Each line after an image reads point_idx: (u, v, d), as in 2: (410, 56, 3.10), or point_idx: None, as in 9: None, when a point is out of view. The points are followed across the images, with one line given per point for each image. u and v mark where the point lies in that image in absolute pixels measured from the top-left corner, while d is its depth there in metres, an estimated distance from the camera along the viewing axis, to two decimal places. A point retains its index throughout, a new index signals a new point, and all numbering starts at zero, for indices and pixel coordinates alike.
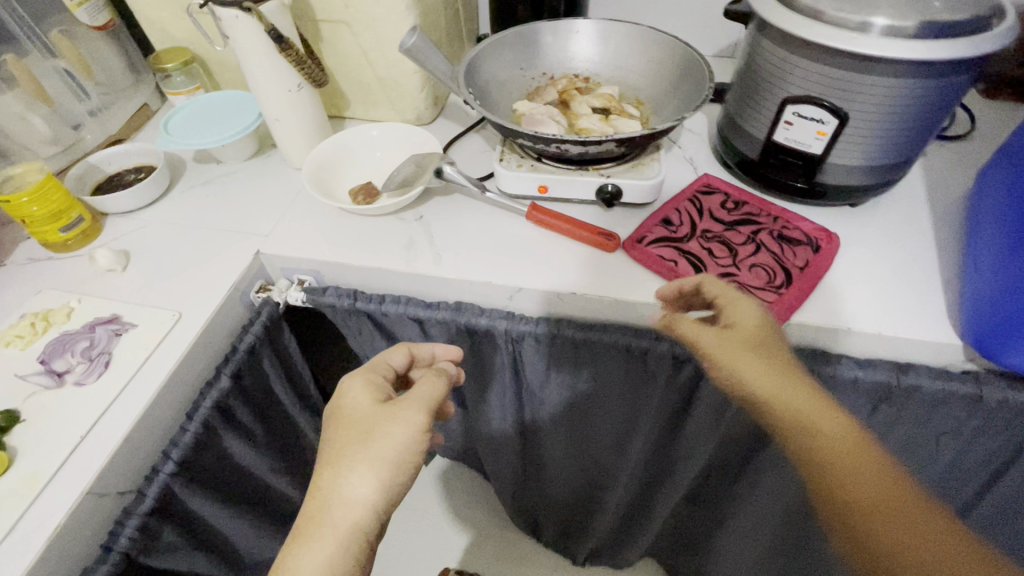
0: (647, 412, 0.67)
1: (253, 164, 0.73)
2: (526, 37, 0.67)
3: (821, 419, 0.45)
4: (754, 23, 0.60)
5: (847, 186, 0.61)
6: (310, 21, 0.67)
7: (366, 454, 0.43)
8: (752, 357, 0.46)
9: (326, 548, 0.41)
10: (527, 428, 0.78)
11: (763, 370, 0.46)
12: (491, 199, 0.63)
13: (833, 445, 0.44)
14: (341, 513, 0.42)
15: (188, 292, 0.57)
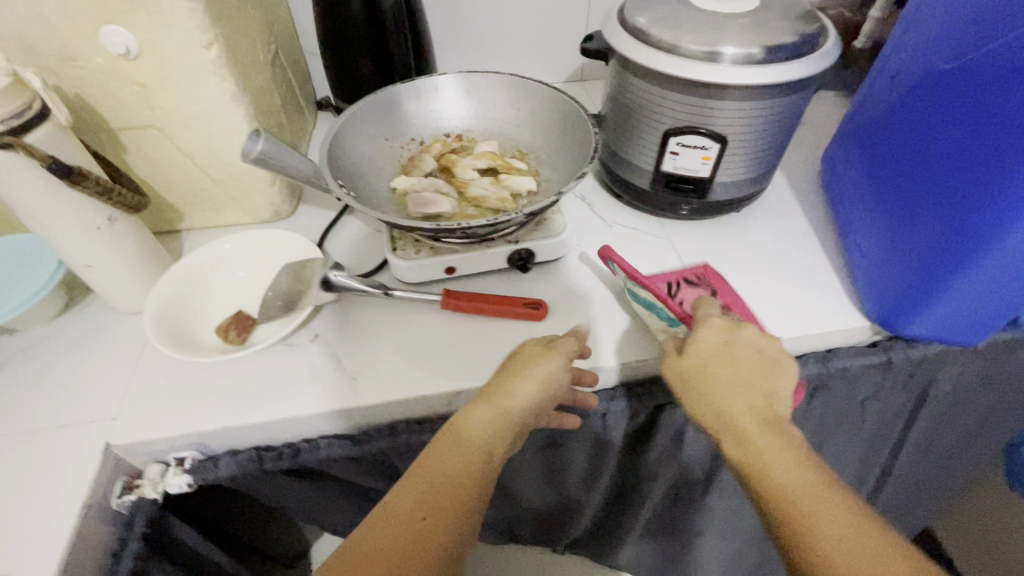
0: (611, 459, 0.64)
1: (65, 322, 0.56)
2: (385, 105, 0.60)
3: (775, 450, 0.38)
4: (616, 59, 0.60)
5: (735, 199, 0.64)
6: (102, 131, 0.53)
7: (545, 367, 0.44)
8: (709, 374, 0.43)
9: (506, 424, 0.41)
10: (493, 494, 0.72)
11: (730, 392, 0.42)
12: (402, 297, 0.54)
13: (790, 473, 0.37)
14: (509, 399, 0.42)
15: (17, 538, 0.41)
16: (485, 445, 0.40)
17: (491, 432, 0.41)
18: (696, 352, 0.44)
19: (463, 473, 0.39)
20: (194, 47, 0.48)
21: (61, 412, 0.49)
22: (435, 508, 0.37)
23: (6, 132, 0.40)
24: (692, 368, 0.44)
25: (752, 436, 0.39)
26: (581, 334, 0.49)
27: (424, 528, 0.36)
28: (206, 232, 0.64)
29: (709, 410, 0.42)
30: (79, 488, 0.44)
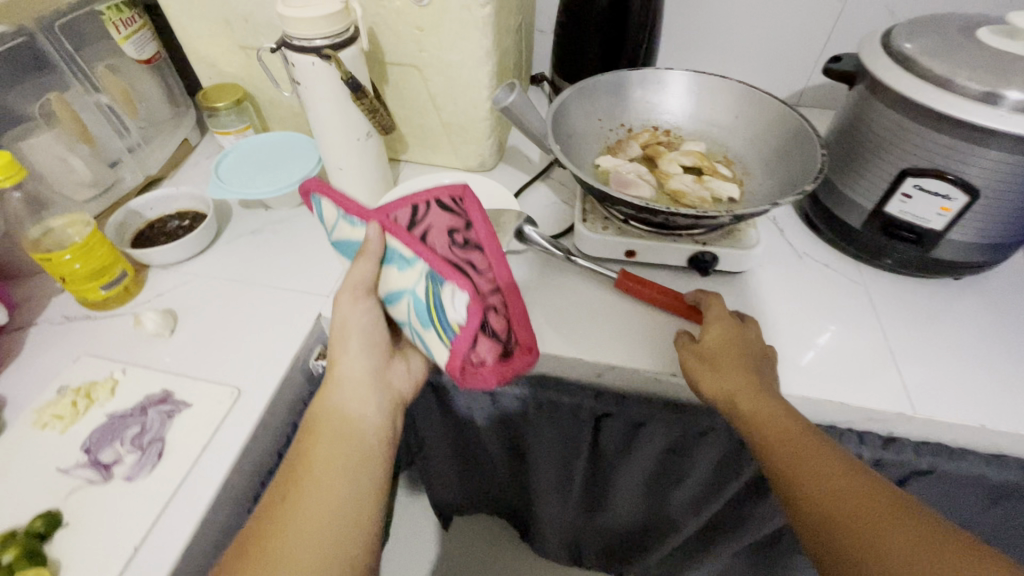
0: (730, 492, 0.62)
1: (304, 210, 0.68)
2: (610, 87, 0.63)
3: (745, 397, 0.45)
4: (865, 83, 0.56)
5: (961, 263, 0.57)
6: (376, 63, 0.63)
7: (362, 305, 0.48)
8: (712, 354, 0.48)
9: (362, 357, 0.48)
10: (591, 493, 0.72)
11: (716, 370, 0.47)
12: (580, 265, 0.57)
13: (760, 416, 0.43)
14: (345, 418, 0.45)
15: (246, 363, 0.52)
16: (358, 377, 0.48)
17: (367, 372, 0.48)
18: (735, 369, 0.46)
19: (353, 418, 0.46)
20: (474, 4, 0.55)
21: (291, 279, 0.59)
22: (341, 463, 0.43)
23: (329, 46, 0.50)
24: (695, 352, 0.49)
25: (735, 395, 0.45)
26: (368, 235, 0.46)
27: (338, 481, 0.42)
28: (420, 167, 0.73)
29: (698, 381, 0.48)
30: (294, 339, 0.53)
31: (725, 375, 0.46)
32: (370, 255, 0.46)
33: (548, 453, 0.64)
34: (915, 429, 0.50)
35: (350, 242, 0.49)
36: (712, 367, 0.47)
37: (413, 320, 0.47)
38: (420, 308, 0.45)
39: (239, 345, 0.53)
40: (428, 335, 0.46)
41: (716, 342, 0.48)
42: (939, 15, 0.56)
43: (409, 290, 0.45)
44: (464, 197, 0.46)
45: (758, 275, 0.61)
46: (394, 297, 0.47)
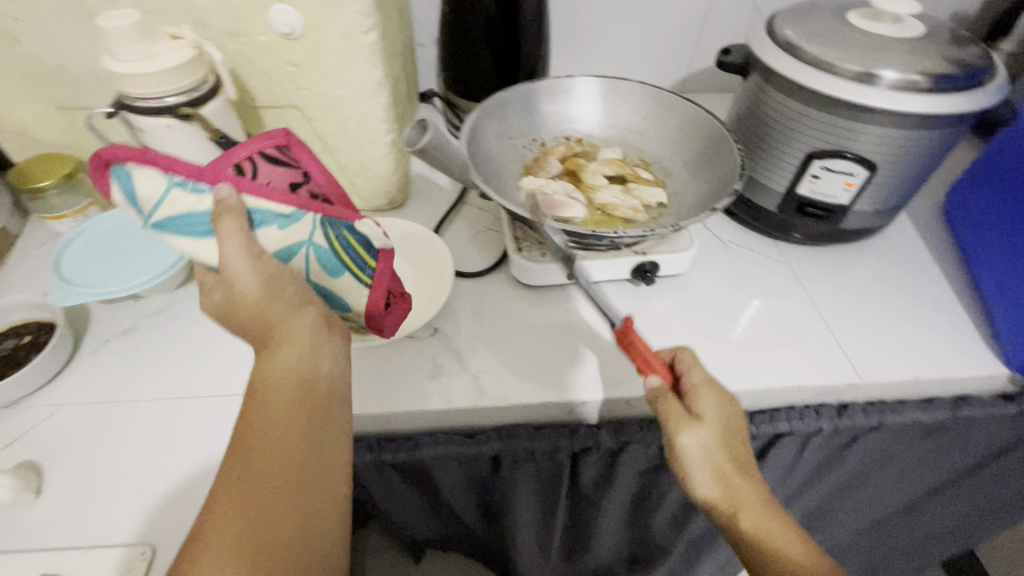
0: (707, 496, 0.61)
1: (187, 292, 0.57)
2: (516, 104, 0.59)
3: (755, 512, 0.40)
4: (758, 72, 0.58)
5: (863, 228, 0.61)
6: (245, 108, 0.53)
7: (258, 262, 0.36)
8: (717, 454, 0.41)
9: (304, 341, 0.36)
10: (572, 529, 0.69)
11: (720, 476, 0.41)
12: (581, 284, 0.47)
13: (773, 535, 0.39)
14: (279, 380, 0.35)
15: (155, 506, 0.42)
16: (300, 364, 0.35)
17: (306, 343, 0.36)
18: (729, 469, 0.41)
19: (286, 442, 0.33)
20: (354, 32, 0.48)
21: (189, 383, 0.49)
22: (254, 522, 0.31)
23: (185, 103, 0.41)
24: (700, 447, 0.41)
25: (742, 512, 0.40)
26: (223, 197, 0.35)
27: (244, 558, 0.30)
28: None
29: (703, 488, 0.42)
30: (212, 460, 0.44)
31: (737, 491, 0.41)
32: (234, 217, 0.35)
33: (524, 502, 0.60)
34: (861, 393, 0.54)
35: (192, 215, 0.36)
36: (701, 461, 0.41)
37: (315, 276, 0.40)
38: (326, 257, 0.39)
39: (141, 484, 0.43)
40: (338, 286, 0.41)
41: (719, 437, 0.41)
42: (810, 2, 0.59)
43: (307, 243, 0.38)
44: (290, 143, 0.38)
45: (694, 270, 0.62)
46: (282, 255, 0.38)
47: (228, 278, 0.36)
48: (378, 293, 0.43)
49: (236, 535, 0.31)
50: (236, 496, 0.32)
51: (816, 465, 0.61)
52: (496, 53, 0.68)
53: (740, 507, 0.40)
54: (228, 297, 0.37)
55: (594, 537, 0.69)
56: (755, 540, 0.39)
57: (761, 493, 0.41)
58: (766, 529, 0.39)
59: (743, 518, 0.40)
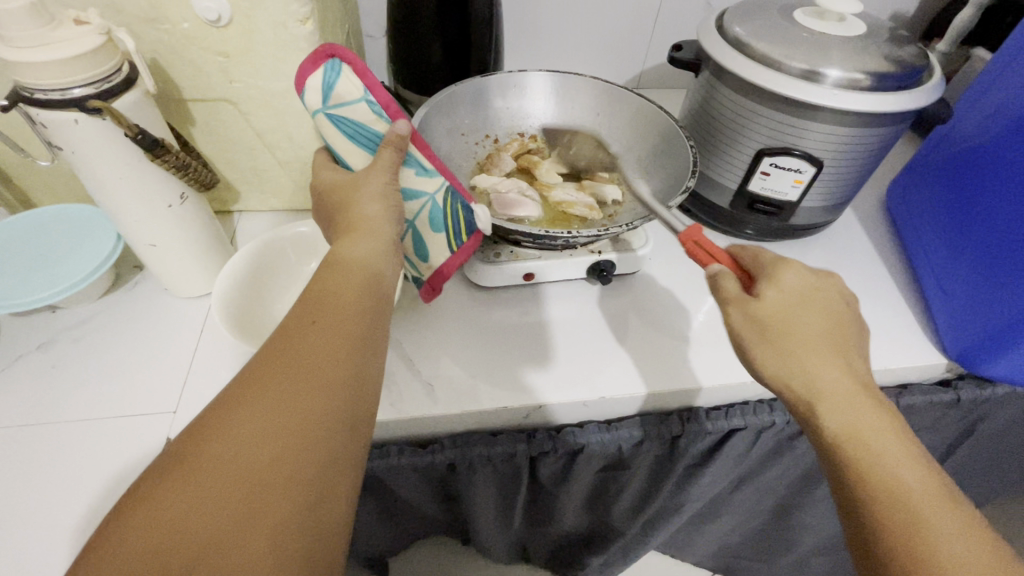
0: (664, 486, 0.62)
1: (114, 301, 0.52)
2: (468, 99, 0.57)
3: (838, 396, 0.35)
4: (709, 69, 0.58)
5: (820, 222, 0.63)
6: (171, 101, 0.49)
7: (384, 181, 0.40)
8: (790, 328, 0.37)
9: (377, 241, 0.38)
10: (533, 513, 0.69)
11: (798, 353, 0.36)
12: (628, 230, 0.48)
13: (857, 422, 0.34)
14: (345, 267, 0.35)
15: (74, 539, 0.38)
16: (369, 258, 0.36)
17: (371, 242, 0.37)
18: (818, 355, 0.36)
19: (344, 317, 0.32)
20: (288, 20, 0.44)
21: (114, 401, 0.45)
22: (311, 370, 0.29)
23: (95, 96, 0.37)
24: (762, 316, 0.37)
25: (823, 395, 0.35)
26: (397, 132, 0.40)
27: (273, 407, 0.27)
28: (263, 216, 0.61)
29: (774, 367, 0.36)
30: None
31: (817, 367, 0.36)
32: (394, 149, 0.41)
33: (483, 496, 0.59)
34: None
35: (350, 125, 0.42)
36: (784, 346, 0.37)
37: (419, 223, 0.46)
38: (436, 215, 0.45)
39: (59, 515, 0.39)
40: (428, 237, 0.46)
41: (782, 309, 0.38)
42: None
43: (429, 196, 0.44)
44: None
45: (651, 268, 0.62)
46: (408, 193, 0.44)
47: (353, 183, 0.40)
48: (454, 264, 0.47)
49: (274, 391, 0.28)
50: (292, 352, 0.30)
51: (769, 457, 0.62)
52: (446, 46, 0.65)
53: (823, 398, 0.35)
54: (338, 191, 0.41)
55: (554, 518, 0.69)
56: (845, 438, 0.34)
57: (853, 384, 0.35)
58: (860, 428, 0.34)
59: (830, 415, 0.34)
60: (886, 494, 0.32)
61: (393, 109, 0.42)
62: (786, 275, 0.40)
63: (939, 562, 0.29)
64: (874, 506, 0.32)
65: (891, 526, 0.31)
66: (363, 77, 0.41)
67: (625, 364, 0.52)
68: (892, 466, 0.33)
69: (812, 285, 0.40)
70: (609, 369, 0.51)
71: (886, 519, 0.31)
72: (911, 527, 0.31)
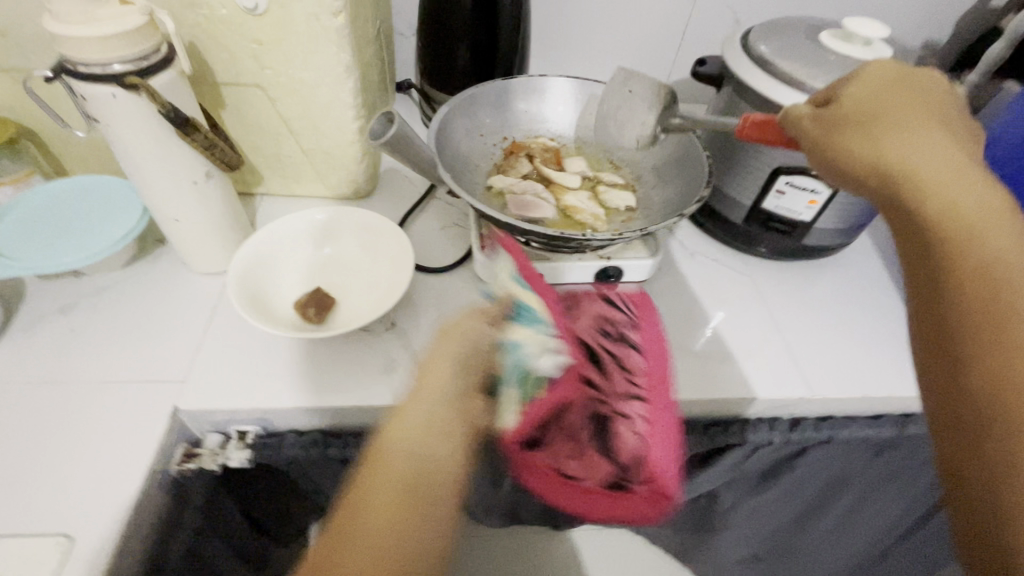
0: None
1: (135, 272, 0.54)
2: (491, 101, 0.59)
3: (930, 170, 0.32)
4: (730, 85, 0.58)
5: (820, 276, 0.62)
6: (205, 84, 0.51)
7: (485, 323, 0.42)
8: (877, 110, 0.35)
9: (468, 325, 0.41)
10: (521, 492, 0.67)
11: (880, 139, 0.34)
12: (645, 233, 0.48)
13: (958, 201, 0.30)
14: (444, 380, 0.39)
15: (80, 495, 0.40)
16: (474, 351, 0.41)
17: (445, 344, 0.41)
18: (916, 128, 0.33)
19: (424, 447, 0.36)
20: (322, 12, 0.46)
21: (128, 368, 0.47)
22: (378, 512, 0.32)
23: (133, 73, 0.39)
24: (840, 115, 0.36)
25: (914, 168, 0.32)
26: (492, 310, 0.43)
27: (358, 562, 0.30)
28: (282, 199, 0.63)
29: (857, 159, 0.35)
30: (145, 450, 0.42)
31: (902, 142, 0.33)
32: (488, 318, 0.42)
33: None
34: (813, 408, 0.54)
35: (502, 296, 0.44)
36: (861, 132, 0.35)
37: (507, 387, 0.41)
38: (513, 369, 0.41)
39: (65, 471, 0.41)
40: (508, 394, 0.41)
41: (862, 97, 0.36)
42: (785, 19, 0.59)
43: (516, 350, 0.41)
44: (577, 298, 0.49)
45: (659, 277, 0.62)
46: (513, 377, 0.41)
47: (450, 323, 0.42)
48: (568, 338, 0.44)
49: (350, 558, 0.30)
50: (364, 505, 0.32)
51: (766, 472, 0.62)
52: (474, 48, 0.67)
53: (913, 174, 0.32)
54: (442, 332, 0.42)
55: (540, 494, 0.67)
56: (916, 198, 0.32)
57: (957, 160, 0.32)
58: (954, 188, 0.31)
59: (930, 185, 0.31)
60: (968, 259, 0.29)
61: (545, 290, 0.43)
62: (868, 70, 0.38)
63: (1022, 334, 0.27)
64: (948, 276, 0.30)
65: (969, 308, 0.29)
66: (517, 258, 0.45)
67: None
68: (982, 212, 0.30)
69: (895, 70, 0.37)
70: None
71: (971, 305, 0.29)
72: (988, 276, 0.29)
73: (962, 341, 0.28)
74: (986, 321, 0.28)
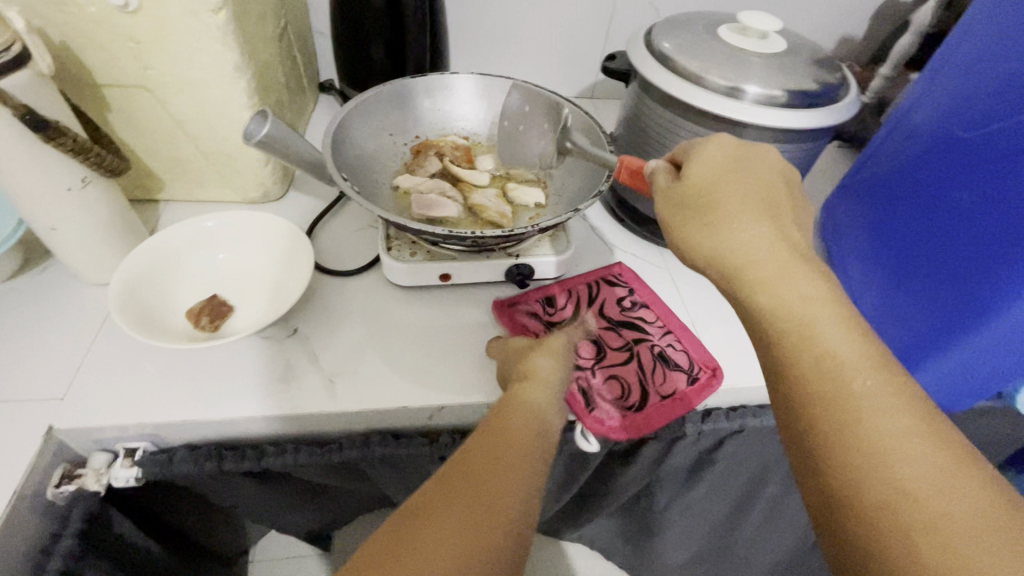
0: (580, 475, 0.61)
1: (18, 284, 0.52)
2: (397, 100, 0.58)
3: (762, 257, 0.32)
4: (636, 81, 0.59)
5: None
6: (85, 85, 0.49)
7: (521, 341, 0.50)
8: (713, 192, 0.35)
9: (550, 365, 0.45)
10: None
11: (711, 230, 0.34)
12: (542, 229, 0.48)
13: (787, 293, 0.31)
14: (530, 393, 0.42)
15: None
16: (541, 398, 0.43)
17: (545, 390, 0.43)
18: (746, 217, 0.34)
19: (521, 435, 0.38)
20: (200, 10, 0.45)
21: (0, 386, 0.44)
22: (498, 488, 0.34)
23: None
24: (678, 198, 0.36)
25: (745, 263, 0.32)
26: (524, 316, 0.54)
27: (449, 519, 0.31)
28: (187, 204, 0.61)
29: (694, 249, 0.34)
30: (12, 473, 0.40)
31: (733, 230, 0.33)
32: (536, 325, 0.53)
33: (393, 482, 0.58)
34: (724, 398, 0.55)
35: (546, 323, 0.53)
36: (697, 217, 0.35)
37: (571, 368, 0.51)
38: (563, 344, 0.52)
39: None
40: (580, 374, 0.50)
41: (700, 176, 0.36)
42: (690, 14, 0.60)
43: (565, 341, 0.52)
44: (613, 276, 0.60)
45: (577, 273, 0.62)
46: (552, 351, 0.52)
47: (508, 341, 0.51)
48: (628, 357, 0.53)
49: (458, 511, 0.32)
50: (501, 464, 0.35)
51: (690, 465, 0.62)
52: (387, 46, 0.66)
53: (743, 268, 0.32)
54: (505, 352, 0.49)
55: None
56: (749, 287, 0.32)
57: (789, 252, 0.32)
58: (782, 273, 0.31)
59: (758, 279, 0.31)
60: (797, 348, 0.29)
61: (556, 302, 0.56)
62: (707, 147, 0.38)
63: (859, 426, 0.26)
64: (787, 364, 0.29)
65: (812, 399, 0.28)
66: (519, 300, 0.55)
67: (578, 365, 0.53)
68: (806, 301, 0.30)
69: (736, 144, 0.38)
70: None
71: (812, 393, 0.28)
72: (821, 365, 0.28)
73: (812, 442, 0.27)
74: (830, 421, 0.27)
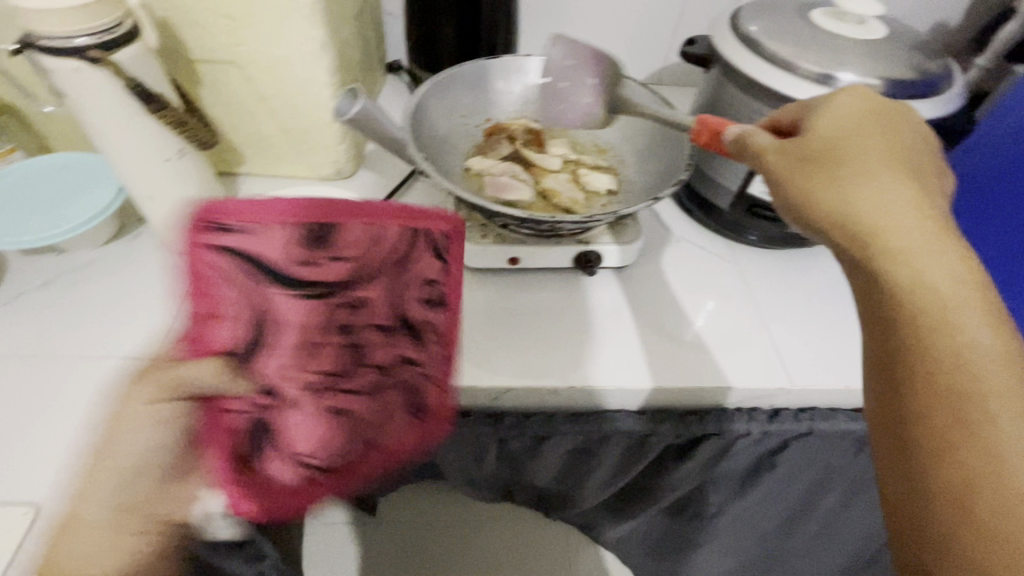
0: (635, 468, 0.60)
1: (114, 249, 0.55)
2: (472, 81, 0.58)
3: (896, 225, 0.30)
4: (716, 66, 0.57)
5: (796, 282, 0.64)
6: (180, 61, 0.51)
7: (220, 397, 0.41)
8: (842, 148, 0.34)
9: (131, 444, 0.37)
10: (503, 476, 0.67)
11: (843, 186, 0.32)
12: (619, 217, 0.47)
13: (929, 270, 0.28)
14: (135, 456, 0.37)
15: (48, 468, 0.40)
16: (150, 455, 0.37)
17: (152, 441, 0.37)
18: (881, 177, 0.32)
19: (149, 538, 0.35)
20: None
21: (102, 343, 0.47)
22: None
23: (95, 47, 0.39)
24: (804, 153, 0.35)
25: (879, 224, 0.30)
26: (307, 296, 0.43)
27: None
28: (264, 179, 0.63)
29: (823, 205, 0.33)
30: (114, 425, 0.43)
31: (867, 193, 0.31)
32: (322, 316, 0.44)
33: (451, 459, 0.59)
34: (793, 399, 0.53)
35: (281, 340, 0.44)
36: (827, 171, 0.33)
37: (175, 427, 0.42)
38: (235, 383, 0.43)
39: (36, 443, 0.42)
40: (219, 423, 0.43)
41: (830, 132, 0.35)
42: None
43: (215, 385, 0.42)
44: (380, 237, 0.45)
45: (643, 262, 0.61)
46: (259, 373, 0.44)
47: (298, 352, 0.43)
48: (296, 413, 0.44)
49: None
50: None
51: (749, 466, 0.61)
52: (459, 27, 0.66)
53: (874, 233, 0.30)
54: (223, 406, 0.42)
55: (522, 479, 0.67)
56: (882, 252, 0.29)
57: (930, 225, 0.30)
58: (920, 245, 0.29)
59: (896, 243, 0.29)
60: (937, 332, 0.26)
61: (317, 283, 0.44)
62: (838, 103, 0.37)
63: (992, 431, 0.24)
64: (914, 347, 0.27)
65: (942, 394, 0.25)
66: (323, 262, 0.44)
67: (617, 359, 0.51)
68: (956, 283, 0.27)
69: (877, 105, 0.36)
70: (586, 361, 0.51)
71: (939, 388, 0.26)
72: (963, 362, 0.26)
73: (924, 437, 0.26)
74: (957, 416, 0.25)
